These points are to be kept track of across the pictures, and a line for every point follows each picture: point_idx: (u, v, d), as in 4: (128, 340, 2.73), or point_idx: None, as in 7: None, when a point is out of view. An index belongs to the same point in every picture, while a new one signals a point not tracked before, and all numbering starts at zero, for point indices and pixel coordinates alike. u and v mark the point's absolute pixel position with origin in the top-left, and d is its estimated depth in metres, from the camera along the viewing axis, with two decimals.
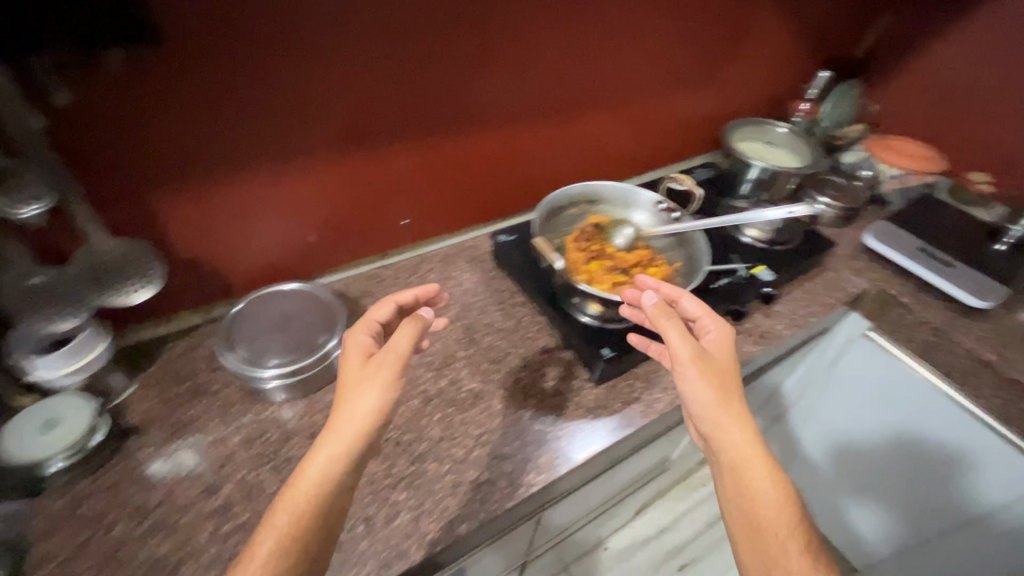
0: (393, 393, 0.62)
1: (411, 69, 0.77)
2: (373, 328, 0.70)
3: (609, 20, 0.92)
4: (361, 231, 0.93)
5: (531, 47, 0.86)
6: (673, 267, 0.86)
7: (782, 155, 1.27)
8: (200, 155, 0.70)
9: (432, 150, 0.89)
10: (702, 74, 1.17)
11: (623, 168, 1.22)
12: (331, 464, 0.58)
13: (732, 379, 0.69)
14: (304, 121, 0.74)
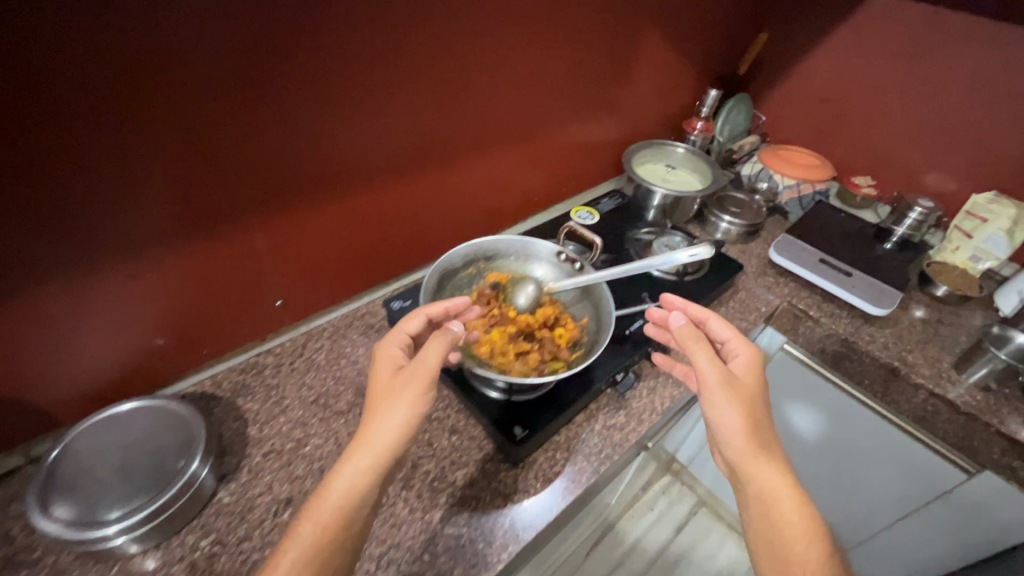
0: (423, 407, 0.61)
1: (299, 117, 0.68)
2: (404, 341, 0.67)
3: (482, 64, 0.85)
4: (228, 320, 0.80)
5: (398, 100, 0.78)
6: (580, 326, 0.79)
7: (681, 178, 1.27)
8: (96, 218, 0.59)
9: (300, 221, 0.78)
10: (595, 105, 1.14)
11: (524, 205, 1.16)
12: (357, 476, 0.57)
13: (754, 397, 0.70)
14: (264, 152, 0.68)
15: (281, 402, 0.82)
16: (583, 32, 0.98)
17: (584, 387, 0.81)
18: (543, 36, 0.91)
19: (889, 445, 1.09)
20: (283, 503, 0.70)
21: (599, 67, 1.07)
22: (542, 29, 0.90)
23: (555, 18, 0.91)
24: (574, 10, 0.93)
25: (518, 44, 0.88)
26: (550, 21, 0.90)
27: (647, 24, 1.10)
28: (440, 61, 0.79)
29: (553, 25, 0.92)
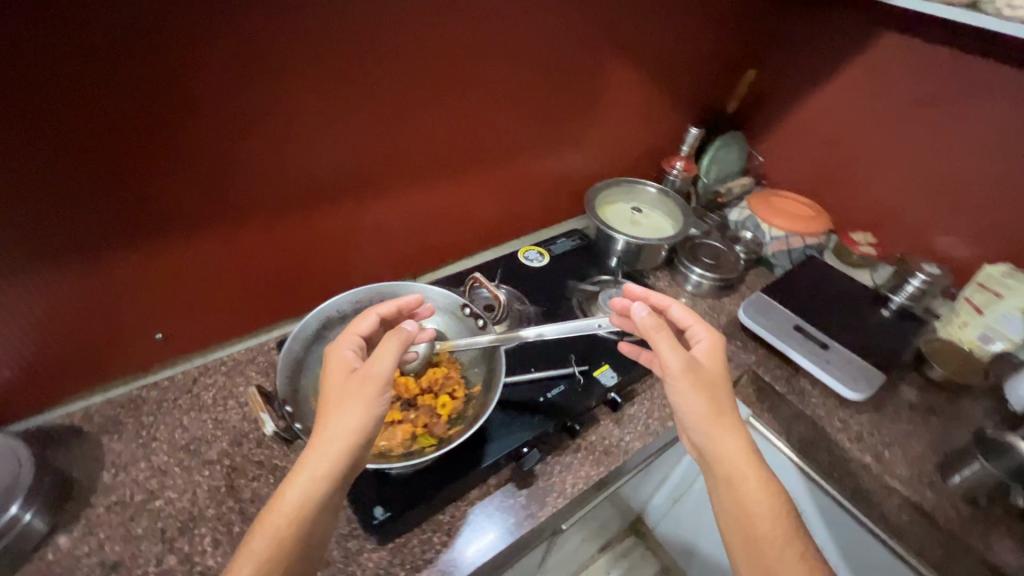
0: (379, 410, 0.54)
1: (179, 126, 0.63)
2: (357, 343, 0.60)
3: (398, 91, 0.78)
4: (98, 350, 0.74)
5: (291, 128, 0.71)
6: (469, 394, 0.70)
7: (647, 224, 1.15)
8: None
9: (176, 251, 0.72)
10: (552, 138, 1.05)
11: (467, 241, 1.08)
12: (311, 485, 0.51)
13: (723, 388, 0.64)
14: (155, 147, 0.63)
15: (147, 444, 0.75)
16: (528, 61, 0.89)
17: (475, 462, 0.72)
18: (476, 64, 0.84)
19: (860, 561, 0.91)
20: (105, 568, 0.63)
21: (553, 99, 0.98)
22: (475, 57, 0.83)
23: (490, 46, 0.83)
24: (514, 37, 0.85)
25: (445, 73, 0.81)
26: (483, 50, 0.83)
27: (612, 55, 1.01)
28: (341, 87, 0.72)
29: (489, 53, 0.84)
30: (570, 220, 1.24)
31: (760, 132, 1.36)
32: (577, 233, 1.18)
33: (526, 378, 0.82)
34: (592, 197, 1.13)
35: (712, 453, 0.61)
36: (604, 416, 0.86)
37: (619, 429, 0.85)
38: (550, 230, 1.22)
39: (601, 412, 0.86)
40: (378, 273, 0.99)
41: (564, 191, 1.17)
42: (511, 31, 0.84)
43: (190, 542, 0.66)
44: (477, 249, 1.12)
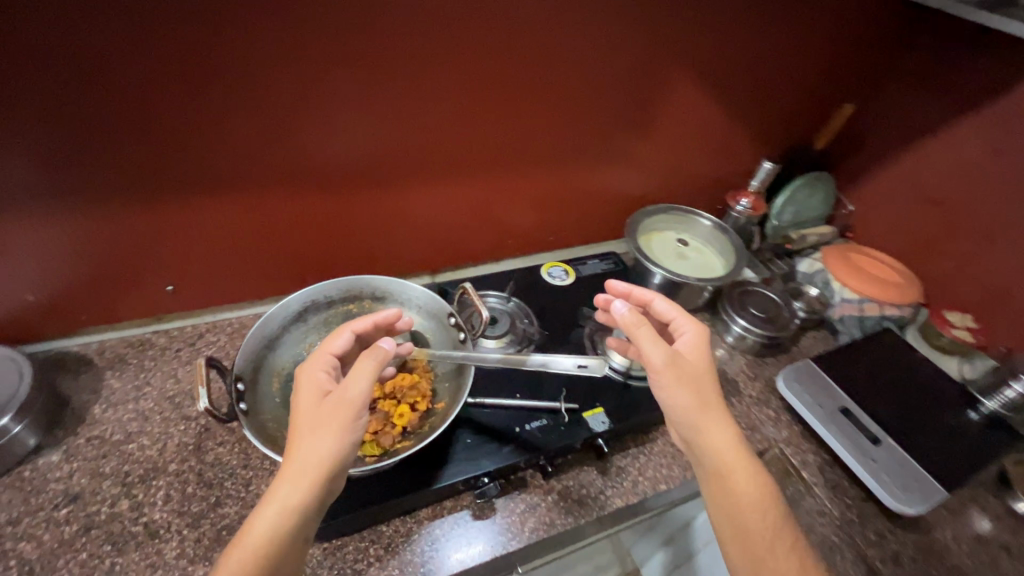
0: (353, 438, 0.51)
1: (198, 101, 0.63)
2: (331, 364, 0.57)
3: (429, 88, 0.74)
4: (113, 292, 0.79)
5: (313, 112, 0.70)
6: (427, 413, 0.65)
7: (694, 258, 1.04)
8: None
9: (189, 214, 0.74)
10: (600, 154, 0.96)
11: (492, 246, 1.04)
12: (280, 517, 0.46)
13: (709, 380, 0.62)
14: (173, 119, 0.63)
15: (139, 387, 0.79)
16: (582, 71, 0.82)
17: (427, 480, 0.68)
18: (521, 69, 0.77)
19: None
20: (67, 498, 0.66)
21: (606, 114, 0.90)
22: (520, 61, 0.76)
23: (540, 51, 0.76)
24: (569, 45, 0.77)
25: (485, 75, 0.76)
26: (531, 55, 0.76)
27: (682, 74, 0.90)
28: (368, 78, 0.69)
29: (537, 59, 0.77)
30: (609, 241, 1.16)
31: (855, 177, 1.18)
32: (613, 258, 1.10)
33: (508, 403, 0.76)
34: (637, 221, 1.04)
35: (707, 450, 0.58)
36: (588, 461, 0.78)
37: (601, 481, 0.76)
38: (586, 248, 1.15)
39: (586, 457, 0.79)
40: (394, 263, 0.97)
41: (607, 210, 1.09)
42: (566, 37, 0.76)
43: (145, 492, 0.68)
44: (503, 255, 1.07)
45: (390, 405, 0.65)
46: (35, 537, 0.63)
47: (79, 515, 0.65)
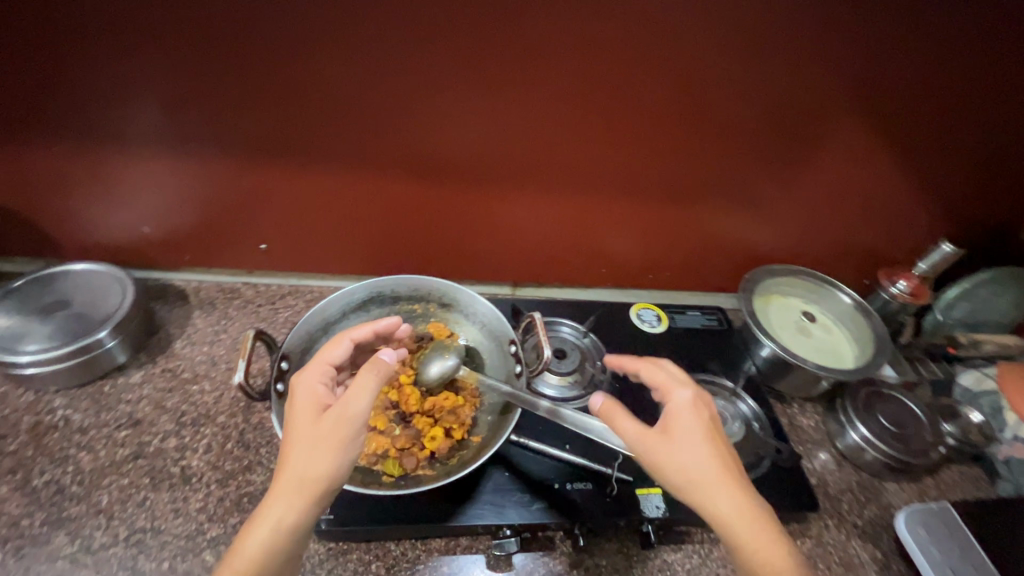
0: (352, 456, 0.47)
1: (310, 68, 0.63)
2: (329, 374, 0.53)
3: (540, 93, 0.68)
4: (216, 238, 0.84)
5: (416, 98, 0.67)
6: (461, 444, 0.60)
7: (819, 338, 0.87)
8: (122, 84, 0.64)
9: (290, 181, 0.76)
10: (727, 194, 0.83)
11: (582, 270, 0.95)
12: (272, 540, 0.44)
13: (711, 458, 0.50)
14: (286, 83, 0.65)
15: (217, 333, 0.83)
16: (721, 99, 0.70)
17: (445, 514, 0.62)
18: (648, 86, 0.68)
19: None
20: (130, 421, 0.71)
21: (743, 152, 0.76)
22: (650, 77, 0.67)
23: (675, 69, 0.66)
24: (713, 66, 0.66)
25: (605, 86, 0.68)
26: (663, 72, 0.66)
27: (857, 118, 0.73)
28: (478, 72, 0.65)
29: (670, 77, 0.67)
30: (718, 294, 1.01)
31: None
32: (717, 313, 0.94)
33: (554, 453, 0.68)
34: (757, 280, 0.89)
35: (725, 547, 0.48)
36: (630, 545, 0.67)
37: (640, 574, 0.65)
38: (689, 295, 1.01)
39: (629, 539, 0.68)
40: (476, 267, 0.93)
41: (722, 258, 0.94)
42: (709, 58, 0.65)
43: (191, 437, 0.71)
44: (592, 283, 0.98)
45: (427, 426, 0.60)
46: (95, 449, 0.68)
47: (134, 441, 0.69)
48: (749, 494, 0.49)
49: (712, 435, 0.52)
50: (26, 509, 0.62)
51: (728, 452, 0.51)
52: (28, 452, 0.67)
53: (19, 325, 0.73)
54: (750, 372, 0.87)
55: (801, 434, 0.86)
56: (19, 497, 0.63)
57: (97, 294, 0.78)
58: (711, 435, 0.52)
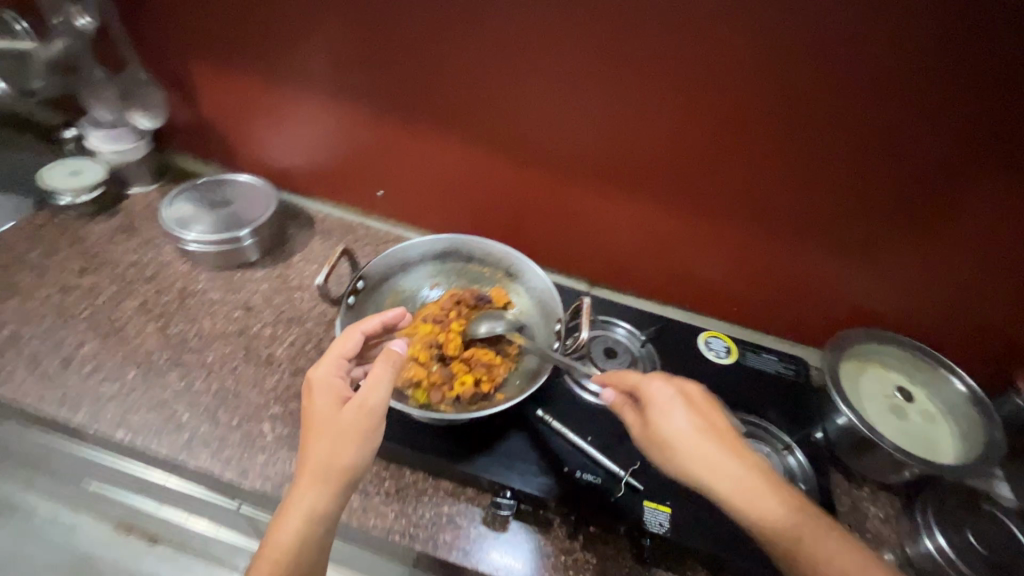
0: (373, 445, 0.53)
1: (456, 39, 0.77)
2: (344, 367, 0.58)
3: (650, 91, 0.73)
4: (348, 177, 0.99)
5: (536, 76, 0.77)
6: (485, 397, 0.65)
7: (914, 422, 0.76)
8: (316, 33, 0.81)
9: (416, 137, 0.89)
10: (829, 232, 0.79)
11: (659, 283, 0.95)
12: (306, 525, 0.49)
13: (688, 430, 0.55)
14: (436, 49, 0.78)
15: (326, 257, 0.98)
16: (835, 126, 0.69)
17: (458, 458, 0.67)
18: (758, 101, 0.70)
19: None
20: (245, 306, 0.87)
21: (853, 189, 0.73)
22: (760, 92, 0.69)
23: (788, 88, 0.68)
24: (829, 91, 0.66)
25: (713, 95, 0.71)
26: (774, 89, 0.68)
27: (998, 173, 0.66)
28: (595, 62, 0.73)
29: (782, 95, 0.68)
30: (803, 346, 0.94)
31: None
32: (798, 364, 0.87)
33: (573, 439, 0.69)
34: (852, 341, 0.81)
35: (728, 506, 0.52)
36: (624, 554, 0.66)
37: None
38: (768, 338, 0.95)
39: (624, 548, 0.66)
40: (555, 254, 0.98)
41: (813, 306, 0.88)
42: (827, 81, 0.66)
43: (283, 331, 0.84)
44: (666, 300, 0.97)
45: (460, 370, 0.66)
46: (215, 319, 0.85)
47: (243, 321, 0.85)
48: (723, 442, 0.55)
49: (684, 395, 0.58)
50: (159, 347, 0.79)
51: (704, 419, 0.56)
52: (172, 307, 0.85)
53: (193, 211, 0.92)
54: (816, 437, 0.78)
55: (862, 522, 0.74)
56: (158, 336, 0.81)
57: (250, 202, 0.94)
58: (684, 393, 0.58)
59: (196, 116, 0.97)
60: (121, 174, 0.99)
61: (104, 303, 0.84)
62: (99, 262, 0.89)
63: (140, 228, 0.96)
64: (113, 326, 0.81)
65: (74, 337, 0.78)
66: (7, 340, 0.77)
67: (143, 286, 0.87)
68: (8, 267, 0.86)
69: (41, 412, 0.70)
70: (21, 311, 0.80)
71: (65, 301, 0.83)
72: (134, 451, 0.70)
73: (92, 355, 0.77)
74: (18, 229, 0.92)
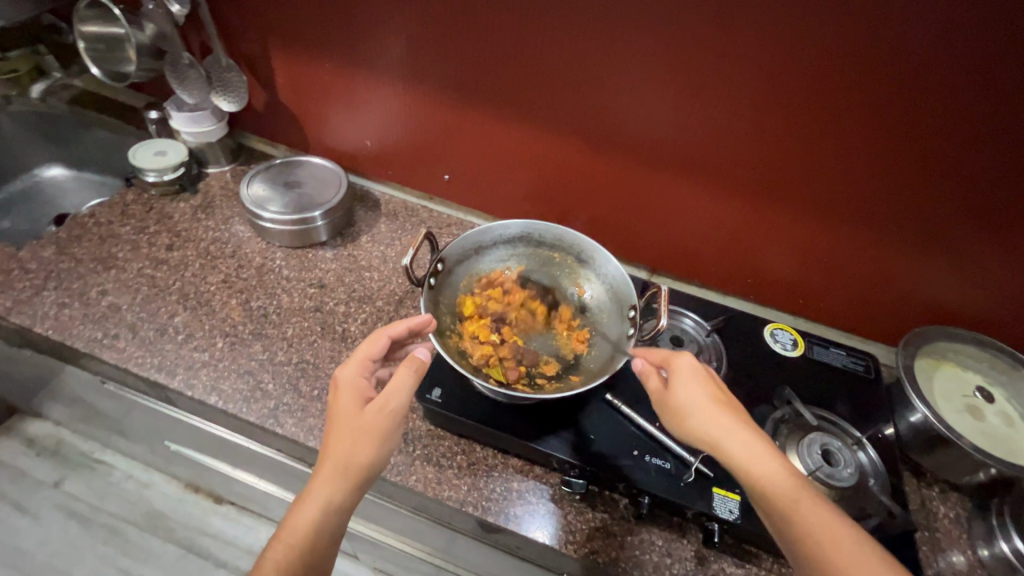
0: (391, 445, 0.56)
1: (533, 27, 0.77)
2: (368, 369, 0.60)
3: (730, 83, 0.72)
4: (414, 160, 1.01)
5: (613, 63, 0.76)
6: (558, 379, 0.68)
7: (992, 423, 0.74)
8: (394, 20, 0.83)
9: (485, 122, 0.91)
10: (909, 224, 0.76)
11: (722, 274, 0.95)
12: (323, 513, 0.53)
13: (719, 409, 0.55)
14: (511, 36, 0.79)
15: (393, 238, 1.00)
16: (926, 122, 0.67)
17: (529, 436, 0.70)
18: (844, 94, 0.68)
19: None
20: (318, 283, 0.91)
21: (937, 185, 0.71)
22: (847, 86, 0.67)
23: (877, 81, 0.66)
24: (923, 86, 0.64)
25: (797, 87, 0.70)
26: (863, 83, 0.67)
27: None
28: (676, 53, 0.72)
29: (870, 89, 0.67)
30: (869, 340, 0.92)
31: None
32: (867, 359, 0.85)
33: (642, 424, 0.71)
34: (928, 337, 0.79)
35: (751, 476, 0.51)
36: (690, 537, 0.68)
37: (691, 566, 0.66)
38: (833, 332, 0.94)
39: (690, 532, 0.68)
40: (618, 240, 0.98)
41: (885, 303, 0.86)
42: (922, 76, 0.64)
43: (355, 308, 0.88)
44: (727, 290, 0.97)
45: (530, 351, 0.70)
46: (292, 294, 0.89)
47: (317, 298, 0.89)
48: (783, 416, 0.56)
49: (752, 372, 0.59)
50: (243, 320, 0.84)
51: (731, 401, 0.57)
52: (252, 283, 0.89)
53: (268, 191, 0.95)
54: (887, 433, 0.77)
55: (930, 521, 0.74)
56: (242, 309, 0.85)
57: (322, 184, 0.97)
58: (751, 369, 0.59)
59: (272, 100, 1.01)
60: (200, 154, 1.04)
61: (191, 277, 0.89)
62: (185, 238, 0.95)
63: (219, 206, 1.01)
64: (200, 299, 0.86)
65: (166, 308, 0.84)
66: (109, 309, 0.83)
67: (225, 262, 0.92)
68: (103, 242, 0.92)
69: (142, 376, 0.76)
70: (118, 282, 0.86)
71: (156, 273, 0.88)
72: (226, 415, 0.75)
73: (184, 326, 0.82)
74: (109, 206, 0.98)
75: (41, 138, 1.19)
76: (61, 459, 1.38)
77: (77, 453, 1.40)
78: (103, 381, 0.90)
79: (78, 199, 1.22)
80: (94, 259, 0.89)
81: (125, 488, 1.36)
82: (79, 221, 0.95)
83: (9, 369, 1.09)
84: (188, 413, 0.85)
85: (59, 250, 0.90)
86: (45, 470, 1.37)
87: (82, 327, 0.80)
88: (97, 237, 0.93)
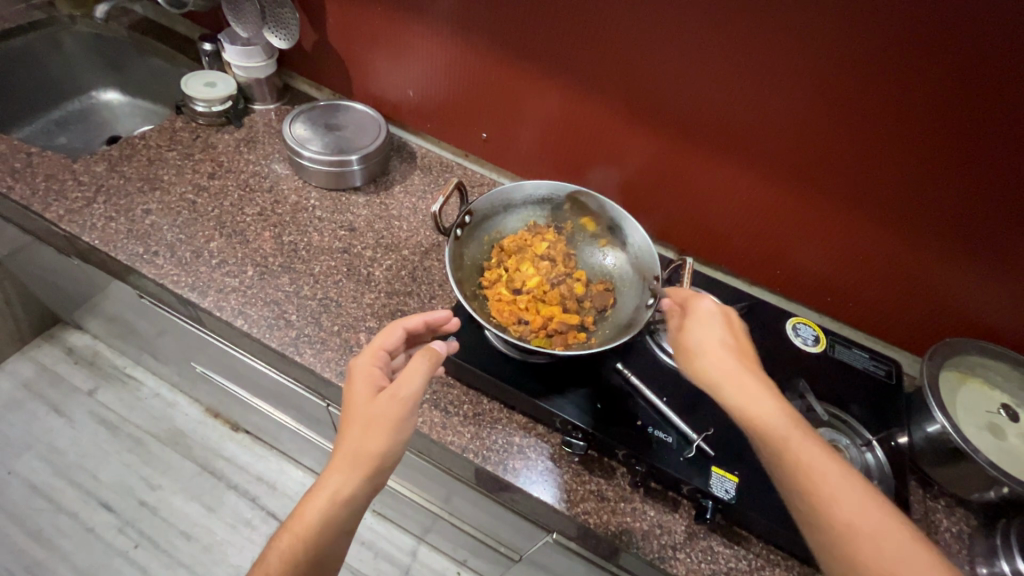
0: (404, 434, 0.55)
1: None
2: (383, 358, 0.60)
3: (790, 64, 0.69)
4: (454, 118, 1.02)
5: (656, 34, 0.75)
6: (575, 335, 0.72)
7: (1012, 443, 0.71)
8: None
9: (526, 84, 0.90)
10: (952, 228, 0.73)
11: (751, 264, 0.93)
12: (334, 500, 0.53)
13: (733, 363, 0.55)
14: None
15: (425, 190, 1.01)
16: (990, 127, 0.63)
17: (536, 396, 0.71)
18: (911, 85, 0.65)
19: None
20: (348, 227, 0.93)
21: (993, 193, 0.68)
22: (900, 79, 0.65)
23: (949, 75, 0.62)
24: (990, 86, 0.61)
25: (862, 73, 0.66)
26: (924, 78, 0.64)
27: None
28: (734, 28, 0.70)
29: (931, 85, 0.64)
30: (893, 346, 0.90)
31: None
32: (890, 364, 0.84)
33: (650, 398, 0.71)
34: (957, 349, 0.76)
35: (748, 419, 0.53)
36: (682, 512, 0.69)
37: (680, 540, 0.67)
38: (858, 334, 0.92)
39: (683, 507, 0.69)
40: (647, 219, 0.97)
41: (916, 311, 0.84)
42: (998, 74, 0.60)
43: (381, 255, 0.90)
44: (755, 281, 0.95)
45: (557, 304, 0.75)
46: (322, 234, 0.91)
47: (346, 240, 0.91)
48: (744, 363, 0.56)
49: (727, 319, 0.60)
50: (274, 253, 0.87)
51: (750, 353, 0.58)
52: (286, 219, 0.92)
53: (309, 132, 0.97)
54: (900, 441, 0.76)
55: (932, 531, 0.72)
56: (274, 243, 0.88)
57: (361, 130, 0.99)
58: (727, 317, 0.60)
59: (322, 41, 1.03)
60: (247, 90, 1.06)
61: (229, 206, 0.92)
62: (227, 169, 0.98)
63: (262, 142, 1.03)
64: (236, 228, 0.89)
65: (203, 233, 0.87)
66: (150, 228, 0.87)
67: (262, 196, 0.95)
68: (151, 164, 0.96)
69: (177, 293, 0.80)
70: (162, 204, 0.90)
71: (198, 199, 0.92)
72: (249, 338, 0.78)
73: (219, 251, 0.85)
74: (159, 131, 1.02)
75: (100, 59, 1.23)
76: (96, 369, 1.47)
77: (110, 366, 1.48)
78: (141, 296, 0.94)
79: (130, 124, 1.27)
80: (140, 178, 0.93)
81: (151, 404, 1.44)
82: (129, 142, 0.99)
83: (55, 277, 1.15)
84: (216, 336, 0.89)
85: (108, 167, 0.94)
86: (81, 377, 1.45)
87: (125, 241, 0.84)
88: (145, 159, 0.97)
